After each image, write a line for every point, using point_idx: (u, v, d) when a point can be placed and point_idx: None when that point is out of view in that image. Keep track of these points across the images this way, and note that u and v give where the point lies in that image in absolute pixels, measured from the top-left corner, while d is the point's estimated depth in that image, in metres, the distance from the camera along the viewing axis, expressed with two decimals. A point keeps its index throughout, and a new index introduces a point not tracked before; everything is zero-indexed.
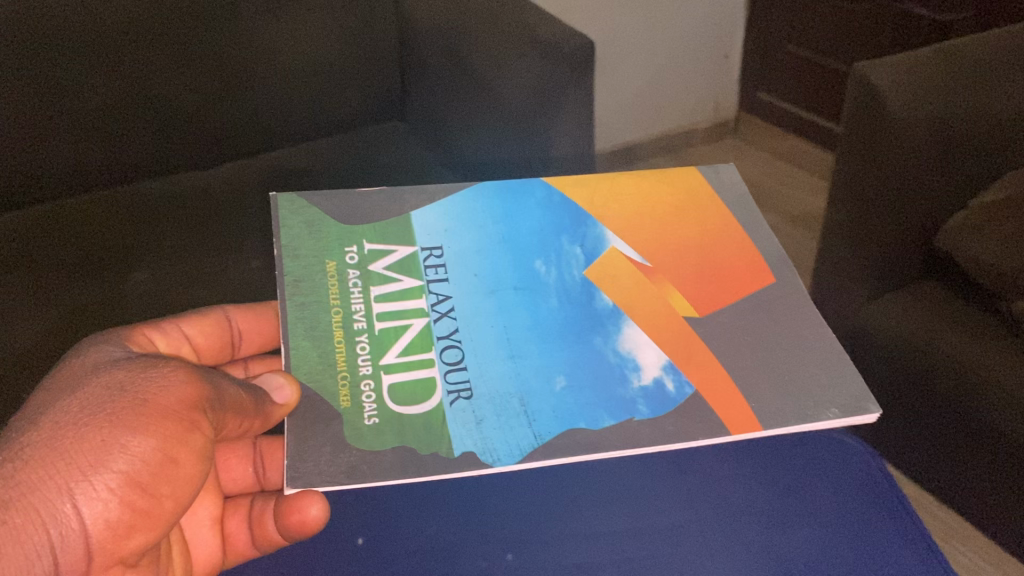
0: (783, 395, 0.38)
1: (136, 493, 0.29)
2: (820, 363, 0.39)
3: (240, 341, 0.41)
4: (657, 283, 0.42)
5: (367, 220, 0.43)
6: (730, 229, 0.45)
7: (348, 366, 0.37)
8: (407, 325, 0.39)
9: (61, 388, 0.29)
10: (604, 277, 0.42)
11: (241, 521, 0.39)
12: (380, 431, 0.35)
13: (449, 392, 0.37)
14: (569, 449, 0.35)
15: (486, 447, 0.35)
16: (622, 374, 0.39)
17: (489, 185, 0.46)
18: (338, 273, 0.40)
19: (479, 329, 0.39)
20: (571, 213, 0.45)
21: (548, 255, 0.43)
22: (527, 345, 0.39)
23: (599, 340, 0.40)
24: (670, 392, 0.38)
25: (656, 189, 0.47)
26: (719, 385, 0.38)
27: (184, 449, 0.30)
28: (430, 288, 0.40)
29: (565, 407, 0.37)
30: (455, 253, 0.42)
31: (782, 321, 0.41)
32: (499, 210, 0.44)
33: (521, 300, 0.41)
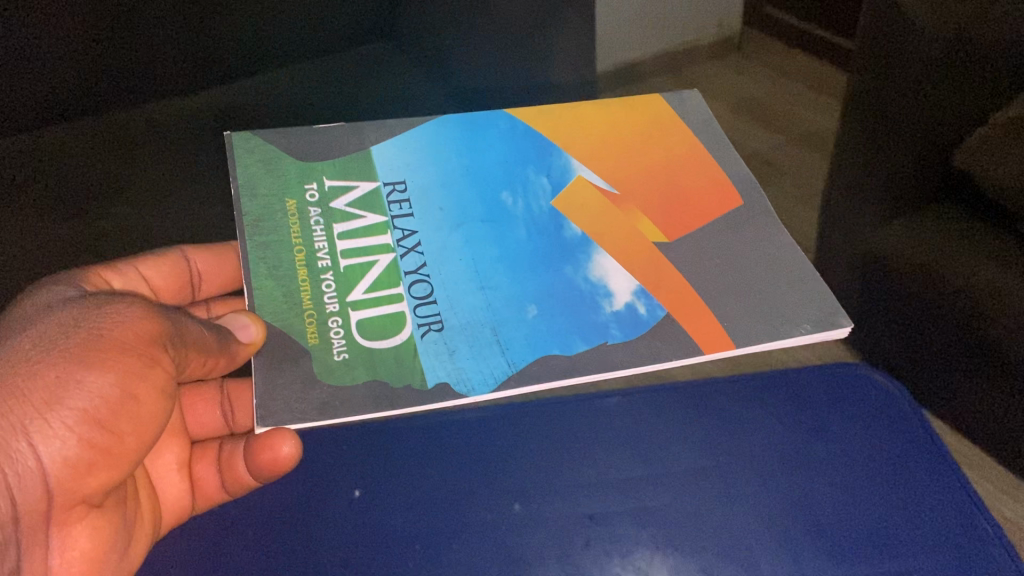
0: (754, 312, 0.37)
1: (95, 430, 0.32)
2: (792, 281, 0.39)
3: (199, 282, 0.44)
4: (624, 210, 0.42)
5: (322, 152, 0.44)
6: (694, 154, 0.45)
7: (314, 304, 0.38)
8: (373, 261, 0.39)
9: (15, 327, 0.33)
10: (570, 205, 0.43)
11: (209, 467, 0.42)
12: (350, 365, 0.36)
13: (419, 325, 0.37)
14: (541, 376, 0.35)
15: (460, 375, 0.35)
16: (594, 298, 0.39)
17: (452, 121, 0.46)
18: (299, 212, 0.41)
19: (447, 262, 0.40)
20: (535, 145, 0.45)
21: (514, 186, 0.43)
22: (495, 274, 0.40)
23: (568, 269, 0.40)
24: (641, 314, 0.38)
25: (620, 116, 0.47)
26: (691, 306, 0.38)
27: (142, 385, 0.33)
28: (394, 224, 0.41)
29: (535, 335, 0.37)
30: (419, 189, 0.43)
31: (749, 239, 0.41)
32: (462, 143, 0.45)
33: (487, 231, 0.41)
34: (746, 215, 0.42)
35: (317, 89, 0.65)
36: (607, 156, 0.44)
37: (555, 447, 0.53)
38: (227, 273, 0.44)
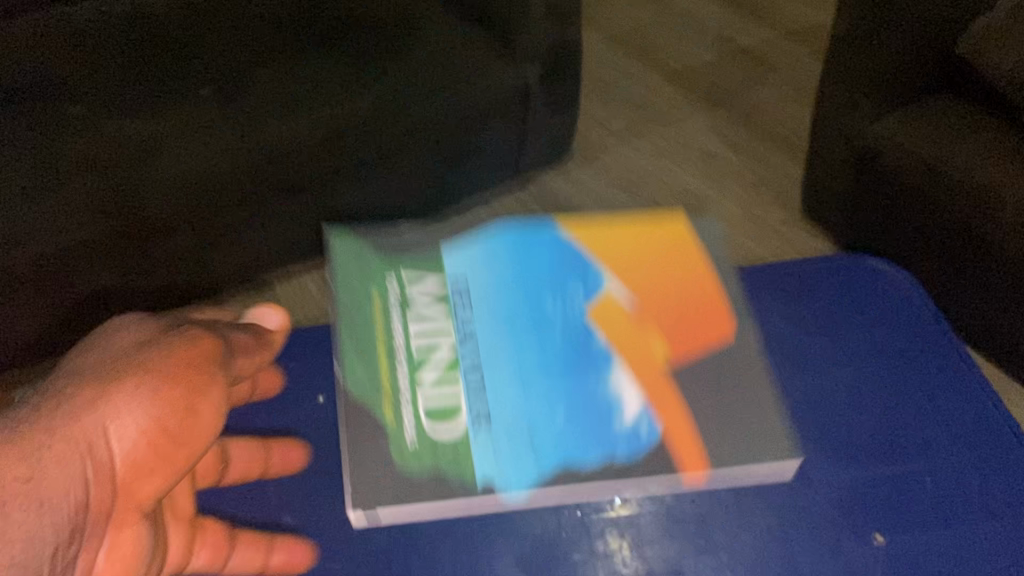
0: (724, 438, 0.57)
1: (164, 438, 0.47)
2: (752, 436, 0.57)
3: (197, 352, 0.50)
4: (655, 394, 0.58)
5: (424, 318, 0.64)
6: (697, 394, 0.59)
7: (393, 412, 0.59)
8: (443, 401, 0.59)
9: (56, 441, 0.44)
10: (613, 362, 0.60)
11: (131, 535, 0.48)
12: (417, 453, 0.56)
13: (474, 428, 0.57)
14: (565, 478, 0.54)
15: (502, 475, 0.55)
16: (616, 413, 0.57)
17: (517, 309, 0.65)
18: (389, 367, 0.61)
19: (504, 390, 0.59)
20: (578, 369, 0.60)
21: (565, 361, 0.61)
22: (537, 393, 0.59)
23: (610, 432, 0.56)
24: (644, 436, 0.56)
25: (647, 319, 0.63)
26: (689, 450, 0.56)
27: (191, 403, 0.48)
28: (464, 378, 0.60)
29: (567, 438, 0.56)
30: (484, 354, 0.62)
31: (726, 425, 0.58)
32: (524, 340, 0.63)
33: (543, 383, 0.59)
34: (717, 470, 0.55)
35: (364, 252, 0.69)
36: (626, 282, 0.66)
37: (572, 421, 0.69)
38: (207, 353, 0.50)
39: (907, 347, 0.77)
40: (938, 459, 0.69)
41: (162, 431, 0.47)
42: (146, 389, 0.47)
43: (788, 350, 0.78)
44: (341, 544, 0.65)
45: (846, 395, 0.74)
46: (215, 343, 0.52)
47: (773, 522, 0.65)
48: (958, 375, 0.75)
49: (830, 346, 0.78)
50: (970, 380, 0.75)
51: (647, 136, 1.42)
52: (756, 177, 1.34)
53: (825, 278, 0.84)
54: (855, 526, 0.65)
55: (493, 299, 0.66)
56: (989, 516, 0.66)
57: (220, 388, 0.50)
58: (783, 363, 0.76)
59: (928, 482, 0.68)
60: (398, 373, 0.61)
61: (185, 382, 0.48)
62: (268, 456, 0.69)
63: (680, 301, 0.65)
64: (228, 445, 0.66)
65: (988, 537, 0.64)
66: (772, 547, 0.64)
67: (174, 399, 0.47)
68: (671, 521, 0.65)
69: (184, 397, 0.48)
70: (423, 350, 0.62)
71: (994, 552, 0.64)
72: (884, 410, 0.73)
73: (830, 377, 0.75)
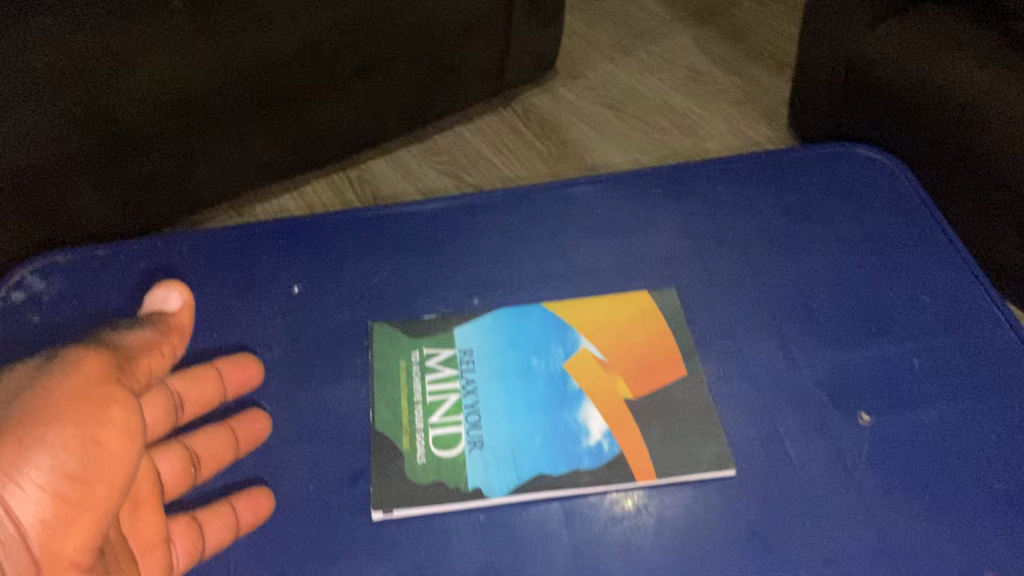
0: (678, 458, 0.60)
1: (69, 484, 0.46)
2: (709, 451, 0.60)
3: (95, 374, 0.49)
4: (617, 401, 0.63)
5: (435, 336, 0.68)
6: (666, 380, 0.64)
7: (396, 433, 0.62)
8: (442, 406, 0.63)
9: None
10: (586, 388, 0.64)
11: None
12: (423, 467, 0.60)
13: (468, 446, 0.61)
14: (538, 485, 0.59)
15: (487, 484, 0.59)
16: (580, 434, 0.61)
17: (502, 339, 0.67)
18: (383, 396, 0.64)
19: (493, 411, 0.63)
20: (561, 390, 0.64)
21: (550, 386, 0.64)
22: (521, 414, 0.63)
23: (575, 428, 0.62)
24: (605, 450, 0.60)
25: (624, 353, 0.66)
26: (641, 459, 0.60)
27: (95, 432, 0.47)
28: (465, 403, 0.64)
29: (543, 456, 0.60)
30: (479, 388, 0.64)
31: (687, 435, 0.61)
32: (511, 371, 0.65)
33: (526, 398, 0.64)
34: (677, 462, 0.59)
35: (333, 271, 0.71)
36: (599, 313, 0.69)
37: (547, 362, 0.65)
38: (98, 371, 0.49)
39: (893, 230, 0.74)
40: (929, 342, 0.66)
41: (64, 478, 0.46)
42: (42, 441, 0.45)
43: (771, 240, 0.74)
44: (303, 444, 0.62)
45: (832, 285, 0.70)
46: (104, 355, 0.50)
47: (754, 417, 0.62)
48: (952, 268, 0.71)
49: (818, 232, 0.74)
50: (964, 272, 0.70)
51: (634, 53, 1.36)
52: (747, 93, 1.28)
53: (812, 169, 0.79)
54: (839, 407, 0.62)
55: (500, 337, 0.67)
56: (985, 406, 0.62)
57: (123, 404, 0.49)
58: (768, 251, 0.73)
59: (915, 362, 0.65)
60: (415, 378, 0.65)
61: (73, 417, 0.46)
62: (232, 512, 0.57)
63: (645, 332, 0.67)
64: (187, 442, 0.59)
65: (983, 430, 0.61)
66: (753, 443, 0.61)
67: (71, 442, 0.46)
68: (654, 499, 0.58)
69: (78, 434, 0.46)
70: (436, 396, 0.64)
71: (991, 455, 0.59)
72: (873, 298, 0.69)
73: (816, 264, 0.72)
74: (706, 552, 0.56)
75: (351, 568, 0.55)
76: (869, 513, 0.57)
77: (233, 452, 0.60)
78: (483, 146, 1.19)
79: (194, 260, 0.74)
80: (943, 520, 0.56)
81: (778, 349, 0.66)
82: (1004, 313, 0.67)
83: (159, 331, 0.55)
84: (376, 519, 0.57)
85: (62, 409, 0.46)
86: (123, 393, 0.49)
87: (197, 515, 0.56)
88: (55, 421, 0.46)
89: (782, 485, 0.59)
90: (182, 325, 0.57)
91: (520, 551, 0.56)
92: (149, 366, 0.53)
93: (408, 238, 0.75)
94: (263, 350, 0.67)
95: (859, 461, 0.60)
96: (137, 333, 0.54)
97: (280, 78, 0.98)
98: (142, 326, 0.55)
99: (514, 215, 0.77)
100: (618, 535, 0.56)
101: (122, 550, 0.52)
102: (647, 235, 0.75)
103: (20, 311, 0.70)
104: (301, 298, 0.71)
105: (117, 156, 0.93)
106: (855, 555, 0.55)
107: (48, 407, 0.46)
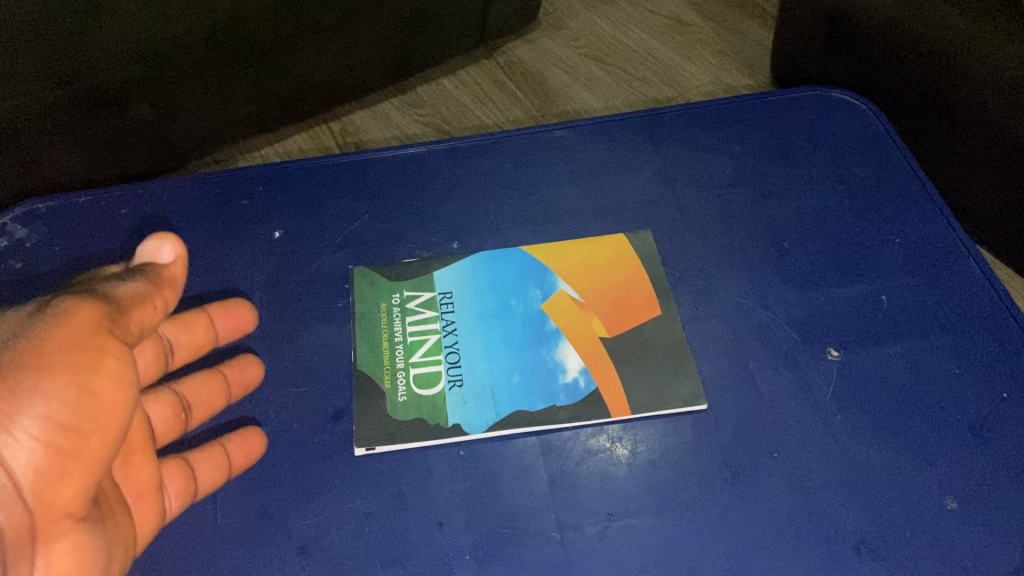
0: (650, 391, 0.62)
1: (61, 434, 0.43)
2: (681, 384, 0.62)
3: (93, 324, 0.43)
4: (592, 338, 0.65)
5: (414, 279, 0.69)
6: (642, 316, 0.66)
7: (378, 371, 0.63)
8: (423, 345, 0.65)
9: None
10: (564, 325, 0.66)
11: (68, 545, 0.44)
12: (405, 403, 0.61)
13: (448, 383, 0.62)
14: (516, 420, 0.60)
15: (467, 420, 0.60)
16: (557, 371, 0.63)
17: (482, 280, 0.69)
18: (365, 335, 0.65)
19: (472, 349, 0.65)
20: (539, 328, 0.66)
21: (528, 325, 0.66)
22: (500, 352, 0.64)
23: (552, 364, 0.63)
24: (581, 386, 0.62)
25: (600, 291, 0.68)
26: (614, 394, 0.61)
27: (90, 383, 0.43)
28: (444, 342, 0.65)
29: (522, 393, 0.62)
30: (459, 326, 0.66)
31: (659, 369, 0.63)
32: (491, 311, 0.67)
33: (504, 337, 0.65)
34: (649, 397, 0.61)
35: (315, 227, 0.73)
36: (575, 255, 0.70)
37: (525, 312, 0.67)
38: (85, 325, 0.43)
39: (863, 173, 0.75)
40: (897, 281, 0.67)
41: (56, 428, 0.42)
42: (33, 391, 0.42)
43: (744, 184, 0.75)
44: (286, 383, 0.63)
45: (804, 226, 0.72)
46: (95, 305, 0.44)
47: (726, 354, 0.64)
48: (921, 210, 0.72)
49: (792, 175, 0.75)
50: (933, 212, 0.72)
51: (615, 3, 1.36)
52: (727, 43, 1.28)
53: (788, 113, 0.80)
54: (808, 343, 0.64)
55: (480, 279, 0.69)
56: (948, 342, 0.64)
57: (117, 354, 0.44)
58: (742, 194, 0.74)
59: (883, 299, 0.66)
60: (395, 319, 0.66)
61: (66, 366, 0.43)
62: (223, 455, 0.57)
63: (621, 274, 0.68)
64: (178, 387, 0.58)
65: (946, 364, 0.63)
66: (725, 379, 0.63)
67: (63, 394, 0.42)
68: (635, 436, 0.60)
69: (72, 384, 0.43)
70: (416, 336, 0.65)
71: (953, 387, 0.61)
72: (843, 238, 0.70)
73: (789, 206, 0.73)
74: (677, 482, 0.58)
75: (334, 501, 0.57)
76: (835, 444, 0.59)
77: (225, 397, 0.60)
78: (464, 99, 1.19)
79: (176, 206, 0.75)
80: (905, 450, 0.59)
81: (750, 288, 0.68)
82: (970, 251, 0.69)
83: (151, 283, 0.47)
84: (358, 455, 0.59)
85: (52, 359, 0.42)
86: (117, 345, 0.44)
87: (190, 459, 0.56)
88: (45, 371, 0.42)
89: (752, 419, 0.61)
90: (175, 278, 0.49)
91: (499, 483, 0.58)
92: (143, 320, 0.46)
93: (386, 183, 0.76)
94: (243, 295, 0.68)
95: (826, 395, 0.61)
96: (129, 283, 0.47)
97: (262, 32, 0.97)
98: (133, 276, 0.47)
99: (494, 161, 0.77)
100: (593, 467, 0.58)
101: (115, 497, 0.50)
102: (624, 179, 0.76)
103: (4, 257, 0.71)
104: (282, 244, 0.72)
105: (99, 108, 0.93)
106: (820, 483, 0.57)
107: (36, 358, 0.42)
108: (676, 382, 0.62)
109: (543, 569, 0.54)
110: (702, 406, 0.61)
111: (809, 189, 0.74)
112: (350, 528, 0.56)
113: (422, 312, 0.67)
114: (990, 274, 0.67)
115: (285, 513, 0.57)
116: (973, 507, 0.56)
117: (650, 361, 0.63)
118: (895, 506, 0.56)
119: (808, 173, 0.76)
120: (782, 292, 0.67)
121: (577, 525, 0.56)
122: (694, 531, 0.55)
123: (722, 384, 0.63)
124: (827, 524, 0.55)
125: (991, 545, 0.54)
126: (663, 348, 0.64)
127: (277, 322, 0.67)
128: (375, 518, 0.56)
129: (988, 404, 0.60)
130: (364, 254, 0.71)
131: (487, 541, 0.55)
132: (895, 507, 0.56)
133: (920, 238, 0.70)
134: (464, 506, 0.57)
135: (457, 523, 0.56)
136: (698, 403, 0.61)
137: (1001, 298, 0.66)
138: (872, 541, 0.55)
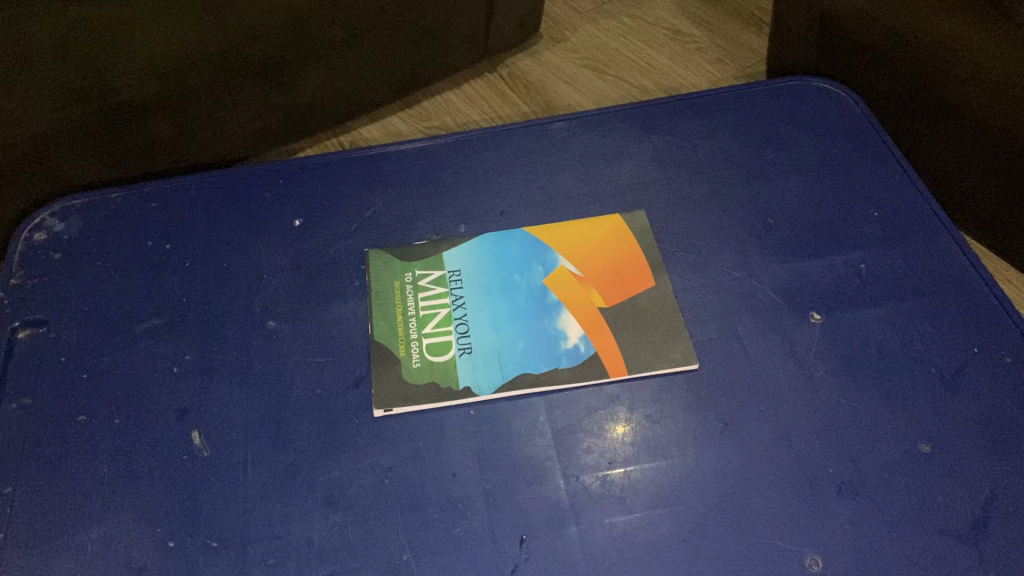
0: (646, 354, 0.66)
1: None
2: (674, 346, 0.67)
3: None
4: (591, 308, 0.70)
5: (424, 258, 0.74)
6: (636, 287, 0.71)
7: (394, 341, 0.68)
8: (434, 319, 0.70)
9: None
10: (565, 297, 0.71)
11: None
12: (418, 369, 0.67)
13: (459, 351, 0.68)
14: (522, 382, 0.65)
15: (477, 383, 0.66)
16: (559, 338, 0.68)
17: (489, 258, 0.74)
18: (382, 309, 0.71)
19: (479, 320, 0.70)
20: (542, 301, 0.71)
21: (531, 297, 0.71)
22: (506, 322, 0.70)
23: (554, 331, 0.69)
24: (582, 350, 0.67)
25: (598, 266, 0.73)
26: (613, 357, 0.66)
27: None
28: (455, 315, 0.70)
29: (526, 357, 0.67)
30: (468, 300, 0.71)
31: (653, 334, 0.68)
32: (497, 285, 0.72)
33: (510, 309, 0.71)
34: (644, 359, 0.66)
35: (332, 216, 0.78)
36: (574, 235, 0.75)
37: (529, 286, 0.72)
38: None
39: (844, 154, 0.80)
40: (877, 251, 0.72)
41: None
42: None
43: (731, 168, 0.80)
44: (308, 354, 0.68)
45: (789, 204, 0.77)
46: None
47: (715, 320, 0.69)
48: (898, 188, 0.77)
49: (776, 158, 0.81)
50: (909, 188, 0.77)
51: (613, 12, 1.42)
52: (722, 49, 1.34)
53: (774, 103, 0.86)
54: (792, 308, 0.69)
55: (486, 257, 0.74)
56: (924, 305, 0.69)
57: None
58: (731, 177, 0.79)
59: (861, 268, 0.71)
60: (408, 295, 0.71)
61: None
62: None
63: (617, 250, 0.74)
64: None
65: (923, 325, 0.67)
66: (715, 342, 0.68)
67: None
68: (634, 394, 0.65)
69: None
70: (429, 310, 0.71)
71: (929, 346, 0.66)
72: (824, 214, 0.75)
73: (774, 186, 0.78)
74: (672, 433, 0.62)
75: (356, 456, 0.62)
76: (818, 398, 0.64)
77: None
78: (468, 105, 1.25)
79: (201, 198, 0.80)
80: (883, 403, 0.63)
81: (738, 261, 0.73)
82: (945, 226, 0.74)
83: None
84: (377, 416, 0.64)
85: None
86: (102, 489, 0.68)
87: None
88: None
89: (741, 378, 0.65)
90: None
91: (507, 438, 0.63)
92: None
93: (396, 174, 0.81)
94: (267, 276, 0.74)
95: (810, 353, 0.66)
96: None
97: (290, 70, 1.00)
98: None
99: (497, 152, 0.83)
100: (592, 422, 0.63)
101: None
102: (619, 165, 0.81)
103: (44, 249, 0.77)
104: (301, 230, 0.77)
105: (115, 127, 0.90)
106: (803, 433, 0.62)
107: None
108: (670, 345, 0.67)
109: (549, 513, 0.59)
110: (694, 366, 0.66)
111: (791, 172, 0.79)
112: (371, 480, 0.61)
113: (432, 289, 0.72)
114: (962, 244, 0.72)
115: (311, 469, 0.62)
116: (945, 450, 0.61)
117: (647, 327, 0.68)
118: (874, 451, 0.61)
119: (791, 157, 0.81)
120: (767, 265, 0.72)
121: (578, 474, 0.61)
122: (687, 476, 0.60)
123: (714, 348, 0.67)
124: (811, 469, 0.60)
125: (962, 483, 0.59)
126: (658, 316, 0.69)
127: (298, 301, 0.72)
128: (394, 471, 0.61)
129: (960, 359, 0.65)
130: (377, 238, 0.76)
131: (496, 489, 0.60)
132: (874, 453, 0.61)
133: (898, 214, 0.75)
134: (474, 458, 0.62)
135: (468, 473, 0.61)
136: (692, 363, 0.66)
137: (973, 265, 0.71)
138: (853, 483, 0.59)
